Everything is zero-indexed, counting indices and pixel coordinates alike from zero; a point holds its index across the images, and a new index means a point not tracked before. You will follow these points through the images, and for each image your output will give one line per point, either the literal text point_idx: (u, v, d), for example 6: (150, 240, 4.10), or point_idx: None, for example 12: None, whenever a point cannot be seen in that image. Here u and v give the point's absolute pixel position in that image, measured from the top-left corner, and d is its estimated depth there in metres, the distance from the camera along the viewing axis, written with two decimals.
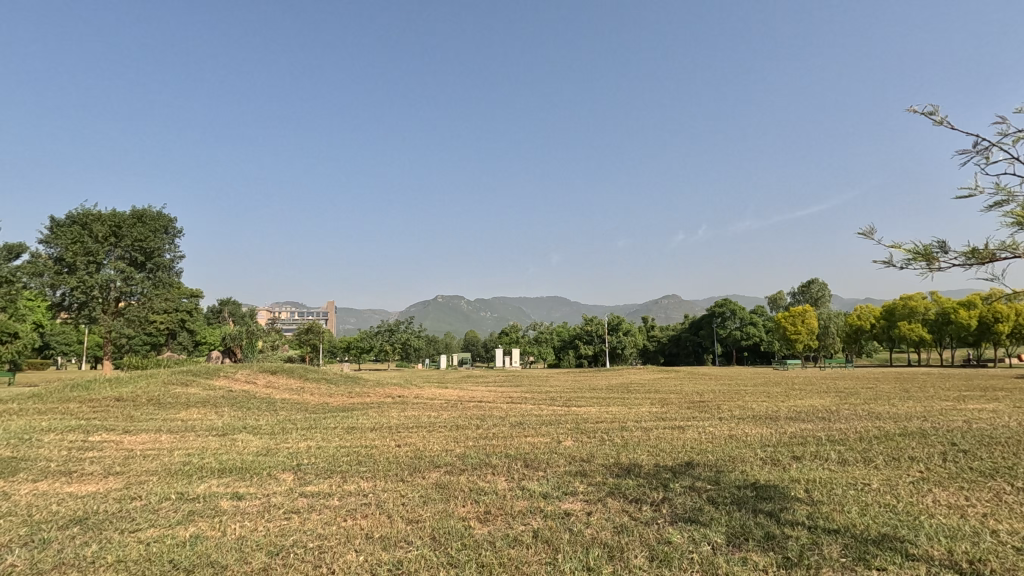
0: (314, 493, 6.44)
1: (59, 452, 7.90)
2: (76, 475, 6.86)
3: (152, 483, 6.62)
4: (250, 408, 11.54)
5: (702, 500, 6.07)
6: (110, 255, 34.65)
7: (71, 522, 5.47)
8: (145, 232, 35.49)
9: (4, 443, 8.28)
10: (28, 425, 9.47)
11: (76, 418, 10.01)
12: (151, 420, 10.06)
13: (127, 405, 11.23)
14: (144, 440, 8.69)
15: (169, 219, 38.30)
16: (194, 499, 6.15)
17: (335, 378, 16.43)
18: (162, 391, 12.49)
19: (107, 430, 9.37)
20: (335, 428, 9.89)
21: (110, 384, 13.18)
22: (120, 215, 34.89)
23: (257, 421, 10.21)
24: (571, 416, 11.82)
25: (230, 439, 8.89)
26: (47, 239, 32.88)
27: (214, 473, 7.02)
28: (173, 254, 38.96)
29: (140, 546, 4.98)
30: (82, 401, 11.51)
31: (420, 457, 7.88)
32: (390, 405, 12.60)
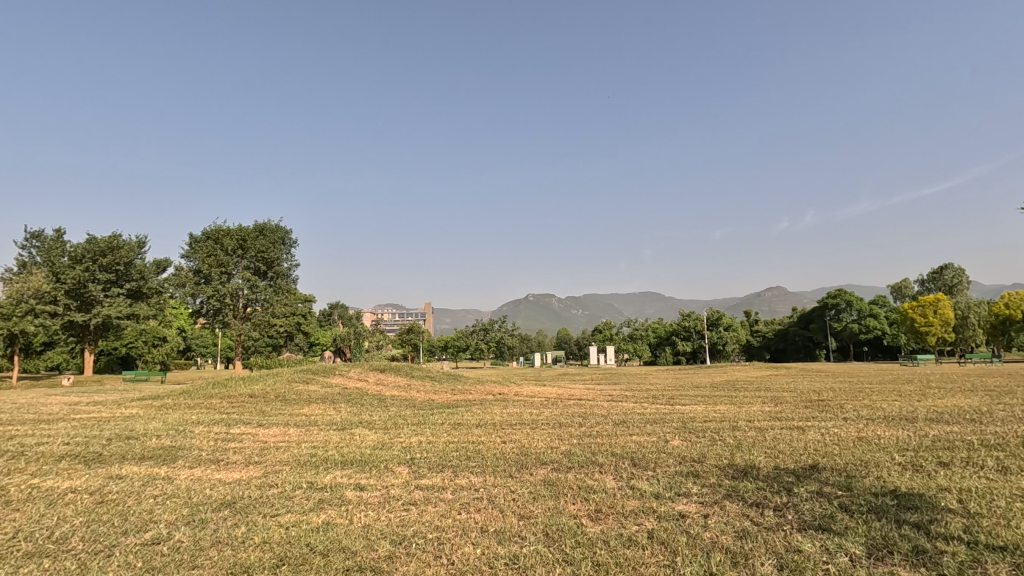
0: (428, 485, 6.72)
1: (208, 442, 8.86)
2: (223, 464, 7.68)
3: (285, 473, 7.24)
4: (364, 404, 12.27)
5: (833, 506, 5.59)
6: (239, 266, 38.47)
7: (222, 505, 6.12)
8: (267, 243, 39.02)
9: (164, 433, 9.44)
10: (183, 418, 10.74)
11: (217, 413, 11.18)
12: (280, 414, 11.03)
13: (259, 401, 12.40)
14: (275, 433, 9.53)
15: (286, 230, 41.77)
16: (322, 488, 6.65)
17: (438, 375, 17.10)
18: (286, 388, 13.63)
19: (245, 423, 10.40)
20: (442, 424, 10.25)
21: (243, 382, 14.58)
22: (245, 229, 38.70)
23: (372, 416, 10.86)
24: (677, 415, 11.38)
25: (349, 433, 9.52)
26: (187, 254, 37.21)
27: (338, 465, 7.55)
28: (290, 263, 42.44)
29: (280, 530, 5.45)
30: (222, 398, 12.80)
31: (527, 454, 7.95)
32: (493, 402, 12.85)
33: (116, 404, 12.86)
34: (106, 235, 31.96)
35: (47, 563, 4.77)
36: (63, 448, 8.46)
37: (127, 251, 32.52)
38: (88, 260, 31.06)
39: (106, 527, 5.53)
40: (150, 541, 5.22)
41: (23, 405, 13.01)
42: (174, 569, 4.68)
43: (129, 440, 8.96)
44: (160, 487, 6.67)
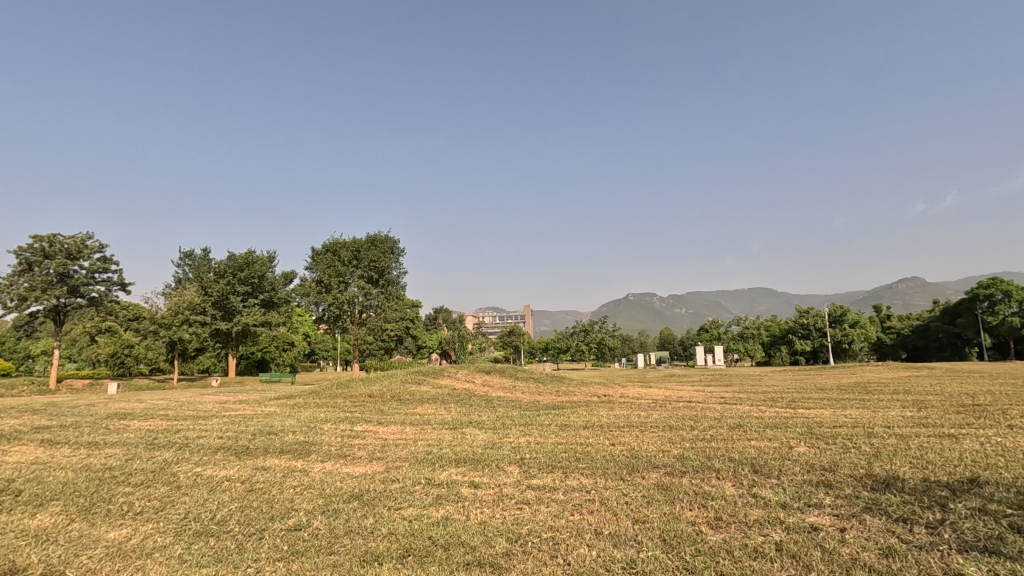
0: (540, 486, 6.79)
1: (335, 438, 9.63)
2: (350, 458, 8.31)
3: (405, 468, 7.68)
4: (473, 404, 12.69)
5: (1002, 527, 4.88)
6: (355, 275, 41.40)
7: (353, 497, 6.63)
8: (378, 253, 41.75)
9: (298, 429, 10.39)
10: (313, 416, 11.78)
11: (342, 411, 12.12)
12: (397, 413, 11.71)
13: (378, 400, 13.27)
14: (394, 431, 10.13)
15: (395, 240, 44.34)
16: (439, 484, 6.96)
17: (542, 377, 17.24)
18: (401, 389, 14.44)
19: (367, 420, 11.18)
20: (549, 425, 10.32)
21: (362, 383, 15.66)
22: (359, 241, 41.67)
23: (480, 417, 11.18)
24: (800, 419, 10.55)
25: (460, 432, 9.91)
26: (310, 266, 41.04)
27: (452, 463, 7.87)
28: (399, 271, 44.93)
29: (404, 522, 5.78)
30: (345, 397, 13.86)
31: (637, 457, 7.78)
32: (598, 404, 12.73)
33: (258, 403, 14.37)
34: (243, 252, 35.87)
35: (213, 541, 5.45)
36: (217, 441, 9.61)
37: (261, 265, 36.30)
38: (230, 275, 34.98)
39: (256, 512, 6.20)
40: (292, 527, 5.77)
41: (184, 403, 14.94)
42: (313, 554, 5.12)
43: (269, 435, 9.97)
44: (298, 479, 7.35)
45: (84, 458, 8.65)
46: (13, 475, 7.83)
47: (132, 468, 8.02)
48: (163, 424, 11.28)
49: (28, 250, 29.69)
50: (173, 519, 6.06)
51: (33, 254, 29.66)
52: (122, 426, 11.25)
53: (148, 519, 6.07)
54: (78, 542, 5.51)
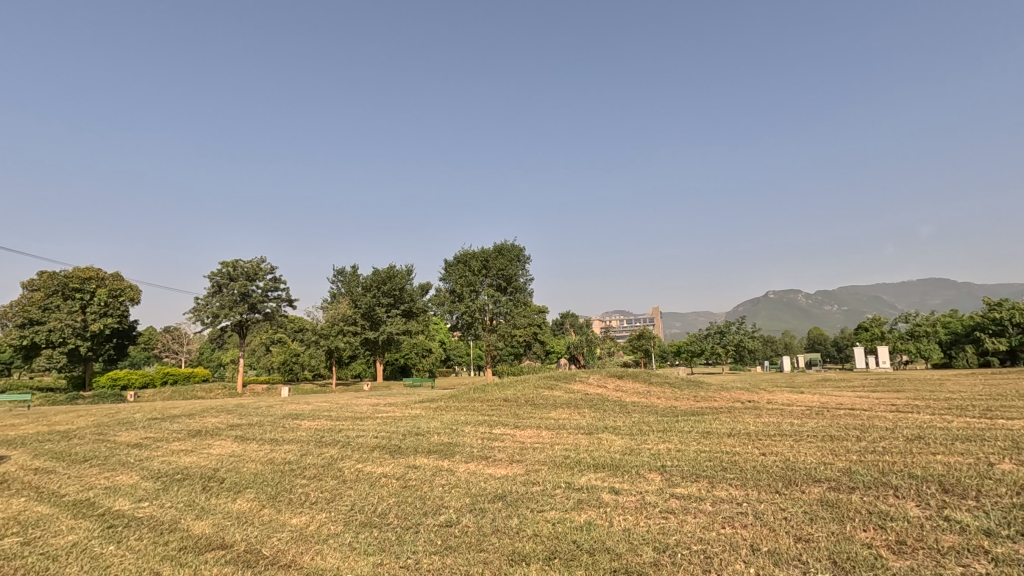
0: (684, 495, 6.50)
1: (477, 440, 10.06)
2: (492, 460, 8.64)
3: (545, 472, 7.78)
4: (607, 409, 12.52)
5: None
6: (485, 283, 43.01)
7: (496, 497, 6.87)
8: (505, 261, 42.78)
9: (442, 431, 11.03)
10: (455, 418, 12.45)
11: (481, 415, 12.64)
12: (532, 417, 11.95)
13: (513, 404, 13.66)
14: (531, 434, 10.34)
15: (521, 248, 45.21)
16: (580, 489, 6.96)
17: (678, 381, 16.52)
18: (535, 393, 14.72)
19: (504, 424, 11.55)
20: (691, 432, 9.83)
21: (498, 387, 16.23)
22: (487, 251, 43.18)
23: (616, 422, 11.02)
24: (1001, 431, 8.89)
25: (597, 437, 9.81)
26: (444, 277, 43.52)
27: (591, 468, 7.82)
28: (525, 277, 45.83)
29: (548, 524, 5.86)
30: (483, 401, 14.46)
31: (794, 469, 7.13)
32: (744, 410, 11.87)
33: (406, 405, 15.55)
34: (385, 267, 38.91)
35: (376, 532, 5.96)
36: (373, 440, 10.53)
37: (401, 278, 39.04)
38: (375, 288, 38.16)
39: (411, 507, 6.68)
40: (444, 523, 6.13)
41: (344, 405, 16.62)
42: (465, 550, 5.38)
43: (418, 435, 10.70)
44: (446, 478, 7.79)
45: (268, 453, 9.98)
46: (217, 465, 9.28)
47: (306, 462, 9.10)
48: (329, 424, 12.65)
49: (218, 274, 35.10)
50: (342, 510, 6.75)
51: (221, 277, 34.96)
52: (296, 425, 12.83)
53: (323, 508, 6.84)
54: (268, 525, 6.36)
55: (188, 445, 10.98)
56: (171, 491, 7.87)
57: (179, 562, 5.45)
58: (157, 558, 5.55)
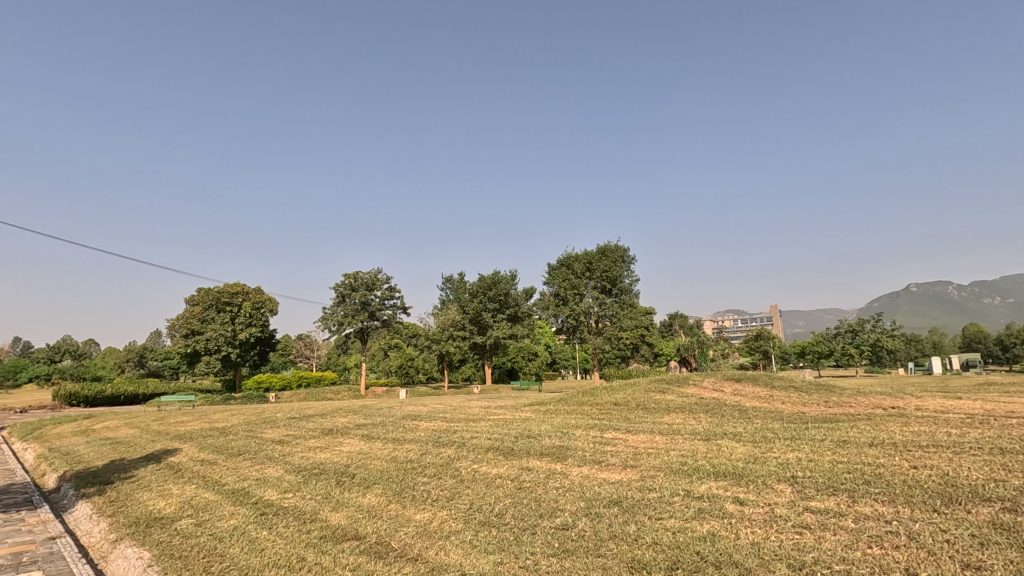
0: (820, 509, 5.95)
1: (589, 444, 9.98)
2: (604, 464, 8.51)
3: (661, 479, 7.51)
4: (725, 414, 11.84)
5: None
6: (589, 286, 42.68)
7: (611, 502, 6.75)
8: (609, 263, 42.12)
9: (553, 434, 11.06)
10: (564, 421, 12.43)
11: (591, 418, 12.49)
12: (644, 422, 11.59)
13: (624, 409, 13.34)
14: (644, 440, 10.05)
15: (624, 248, 44.29)
16: (700, 497, 6.64)
17: (805, 385, 15.20)
18: (646, 397, 14.28)
19: (615, 428, 11.31)
20: (823, 440, 9.01)
21: (607, 391, 15.99)
22: (590, 253, 42.87)
23: (736, 428, 10.38)
24: None
25: (715, 444, 9.31)
26: (548, 280, 43.89)
27: (711, 476, 7.44)
28: (630, 278, 44.81)
29: (668, 533, 5.66)
30: (592, 405, 14.33)
31: (955, 485, 6.26)
32: (887, 418, 10.64)
33: (515, 408, 15.78)
34: (490, 273, 40.20)
35: (494, 531, 6.12)
36: (487, 442, 10.82)
37: (506, 284, 40.11)
38: (481, 294, 39.48)
39: (527, 509, 6.77)
40: (561, 526, 6.14)
41: (457, 407, 17.29)
42: (583, 554, 5.36)
43: (529, 438, 10.84)
44: (560, 481, 7.81)
45: (391, 451, 10.62)
46: (348, 461, 10.07)
47: (426, 461, 9.57)
48: (444, 425, 13.21)
49: (341, 285, 38.16)
50: (461, 508, 7.01)
51: (344, 288, 38.01)
52: (414, 426, 13.55)
53: (444, 506, 7.15)
54: (395, 519, 6.78)
55: (321, 442, 12.03)
56: (310, 484, 8.67)
57: (320, 549, 5.97)
58: (302, 544, 6.14)
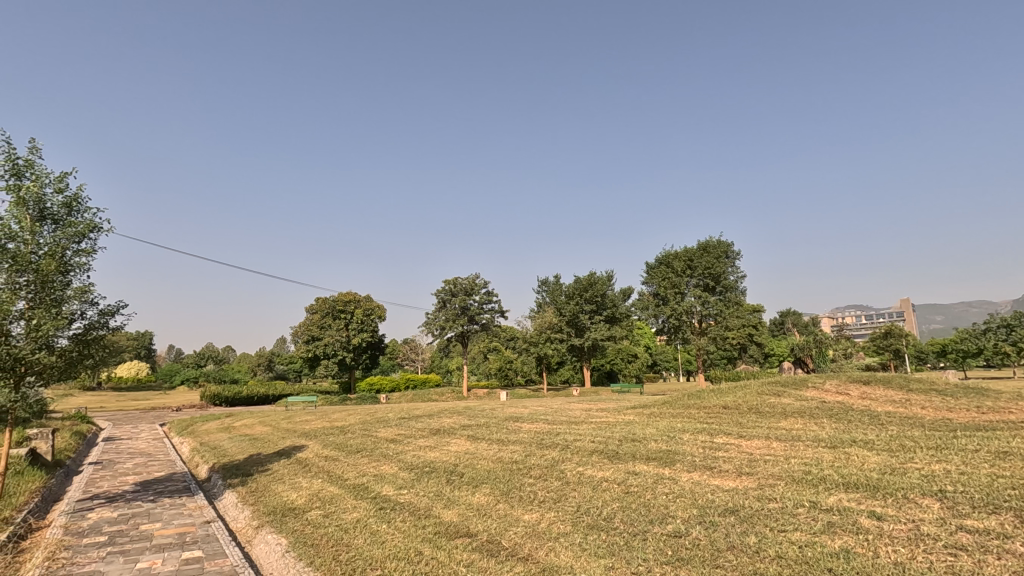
0: (978, 529, 5.24)
1: (698, 449, 9.54)
2: (717, 471, 8.10)
3: (782, 488, 7.01)
4: (853, 420, 10.80)
5: None
6: (690, 284, 40.93)
7: (728, 511, 6.41)
8: (712, 259, 40.08)
9: (659, 438, 10.72)
10: (670, 425, 12.00)
11: (700, 422, 11.96)
12: (759, 427, 10.89)
13: (735, 413, 12.62)
14: (759, 446, 9.45)
15: (728, 243, 42.06)
16: (829, 510, 6.11)
17: (951, 388, 13.47)
18: (758, 401, 13.39)
19: (727, 433, 10.74)
20: (977, 451, 7.94)
21: (715, 393, 15.20)
22: (691, 250, 41.13)
23: (867, 435, 9.43)
24: None
25: (843, 452, 8.51)
26: (646, 280, 42.79)
27: (841, 487, 6.82)
28: (735, 275, 42.42)
29: (794, 547, 5.26)
30: (699, 408, 13.68)
31: None
32: None
33: (617, 411, 15.49)
34: (586, 274, 39.87)
35: (604, 535, 6.05)
36: (590, 445, 10.73)
37: (602, 284, 39.57)
38: (577, 296, 39.34)
39: (637, 514, 6.62)
40: (672, 533, 5.93)
41: (558, 409, 17.29)
42: (699, 564, 5.14)
43: (634, 441, 10.59)
44: (669, 486, 7.55)
45: (496, 452, 10.86)
46: (457, 461, 10.44)
47: (530, 462, 9.67)
48: (547, 427, 13.27)
49: (442, 291, 39.70)
50: (568, 511, 7.01)
51: (445, 293, 39.52)
52: (517, 427, 13.75)
53: (551, 508, 7.19)
54: (505, 519, 6.93)
55: (430, 442, 12.57)
56: (423, 481, 9.09)
57: (436, 544, 6.23)
58: (419, 538, 6.45)
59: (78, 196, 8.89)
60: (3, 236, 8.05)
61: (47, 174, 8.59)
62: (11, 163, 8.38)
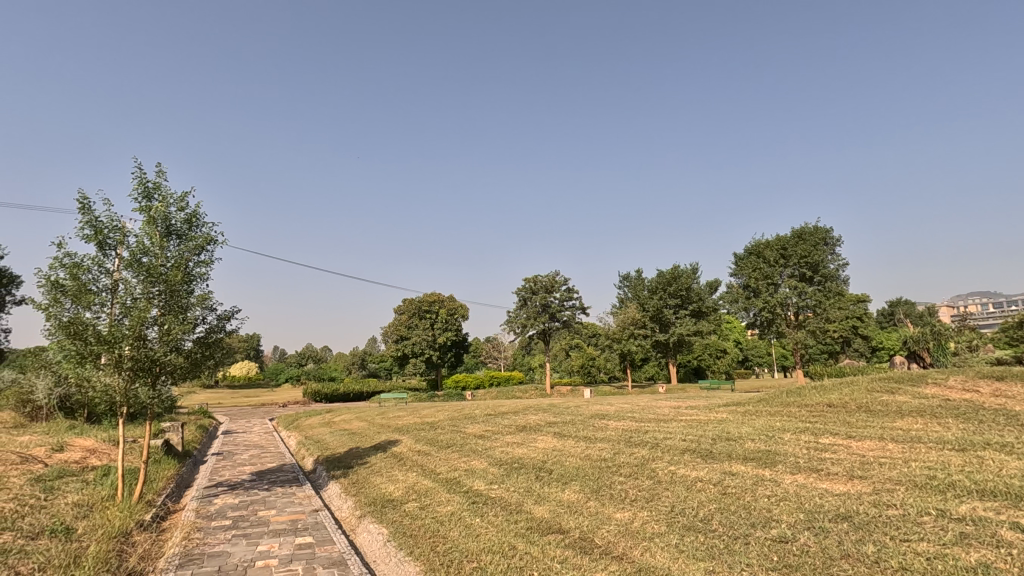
0: None
1: (802, 450, 8.94)
2: (825, 473, 7.56)
3: (903, 493, 6.42)
4: (984, 420, 9.67)
5: None
6: (784, 275, 38.48)
7: (839, 517, 5.96)
8: (808, 247, 37.50)
9: (757, 437, 10.17)
10: (769, 424, 11.34)
11: (802, 421, 11.22)
12: (870, 427, 10.04)
13: (841, 411, 11.72)
14: (872, 447, 8.70)
15: (826, 229, 39.25)
16: (961, 519, 5.52)
17: None
18: (868, 399, 12.33)
19: (833, 433, 9.98)
20: None
21: (817, 390, 14.19)
22: (784, 238, 38.65)
23: (1002, 438, 8.40)
24: None
25: (975, 456, 7.64)
26: (735, 271, 40.85)
27: (974, 494, 6.13)
28: (835, 263, 39.46)
29: (920, 559, 4.80)
30: (800, 406, 12.84)
31: None
32: None
33: (709, 409, 14.89)
34: (669, 268, 38.60)
35: (701, 537, 5.84)
36: (682, 443, 10.39)
37: (686, 278, 38.20)
38: (660, 291, 38.22)
39: (736, 516, 6.33)
40: (778, 538, 5.61)
41: (646, 406, 16.89)
42: (809, 572, 4.83)
43: (730, 441, 10.11)
44: (770, 488, 7.15)
45: (583, 450, 10.77)
46: (545, 458, 10.50)
47: (620, 461, 9.51)
48: (635, 425, 13.00)
49: (523, 289, 40.05)
50: (662, 510, 6.83)
51: (526, 291, 39.83)
52: (603, 425, 13.60)
53: (643, 507, 7.04)
54: (597, 517, 6.87)
55: (518, 438, 12.72)
56: (512, 477, 9.22)
57: (529, 539, 6.31)
58: (511, 533, 6.56)
59: (198, 212, 9.83)
60: (139, 251, 9.08)
61: (172, 194, 9.58)
62: (143, 187, 9.42)
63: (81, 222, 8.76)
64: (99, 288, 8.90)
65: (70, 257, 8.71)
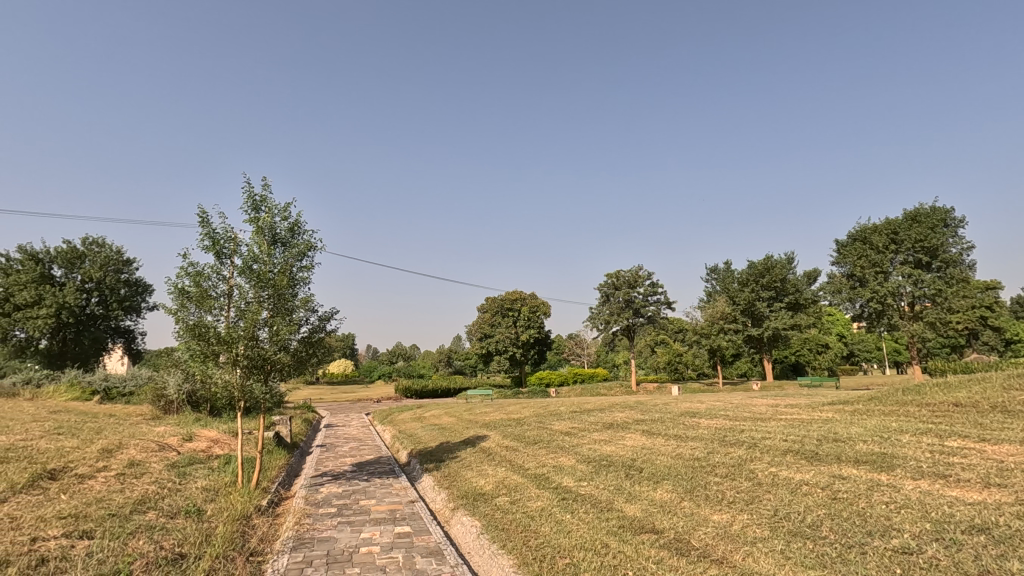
0: None
1: (925, 454, 8.09)
2: (954, 480, 6.80)
3: None
4: None
5: None
6: (895, 261, 35.08)
7: (975, 529, 5.34)
8: (925, 229, 33.90)
9: (869, 438, 9.36)
10: (883, 424, 10.40)
11: (923, 422, 10.17)
12: (1008, 430, 8.91)
13: (971, 412, 10.50)
14: (1013, 452, 7.71)
15: (946, 210, 35.33)
16: None
17: None
18: (1004, 397, 10.98)
19: (962, 436, 8.96)
20: None
21: (940, 389, 12.80)
22: (895, 221, 35.16)
23: None
24: None
25: None
26: (837, 260, 37.87)
27: None
28: (957, 247, 35.40)
29: None
30: (919, 406, 11.65)
31: None
32: None
33: (812, 408, 13.89)
34: (762, 259, 36.48)
35: (811, 544, 5.47)
36: (783, 443, 9.78)
37: (781, 268, 35.91)
38: (752, 283, 36.20)
39: (849, 523, 5.86)
40: (900, 549, 5.13)
41: (740, 405, 16.07)
42: None
43: (838, 442, 9.38)
44: (889, 495, 6.54)
45: (675, 449, 10.43)
46: (634, 456, 10.28)
47: (715, 461, 9.11)
48: (729, 424, 12.41)
49: (605, 285, 39.46)
50: (764, 514, 6.46)
51: (608, 287, 39.23)
52: (695, 423, 13.10)
53: (743, 509, 6.71)
54: (693, 518, 6.63)
55: (605, 435, 12.55)
56: (601, 475, 9.10)
57: (622, 538, 6.21)
58: (604, 531, 6.48)
59: (299, 221, 10.58)
60: (250, 258, 9.91)
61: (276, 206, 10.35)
62: (251, 200, 10.26)
63: (201, 234, 9.68)
64: (217, 293, 9.80)
65: (193, 266, 9.66)
